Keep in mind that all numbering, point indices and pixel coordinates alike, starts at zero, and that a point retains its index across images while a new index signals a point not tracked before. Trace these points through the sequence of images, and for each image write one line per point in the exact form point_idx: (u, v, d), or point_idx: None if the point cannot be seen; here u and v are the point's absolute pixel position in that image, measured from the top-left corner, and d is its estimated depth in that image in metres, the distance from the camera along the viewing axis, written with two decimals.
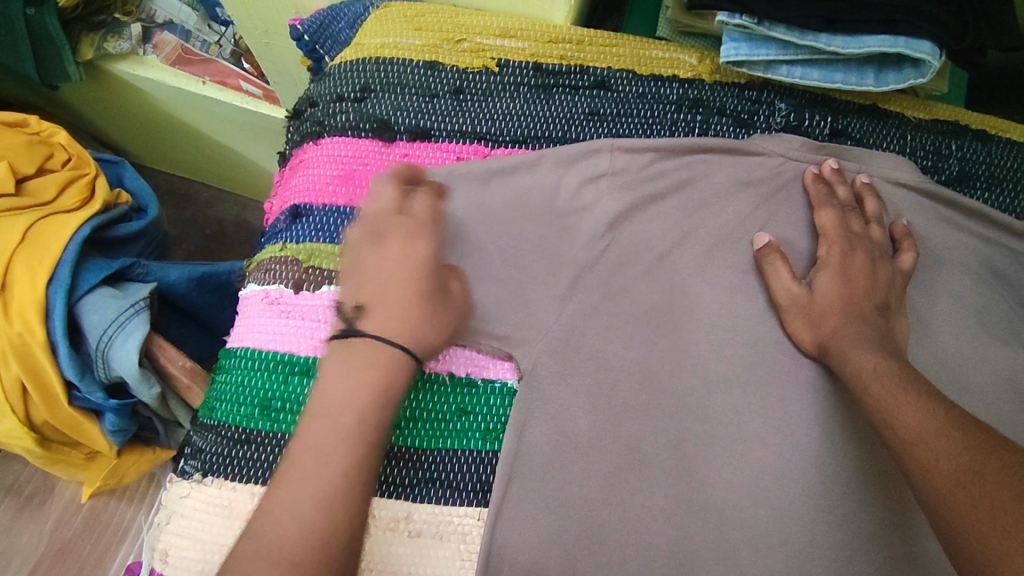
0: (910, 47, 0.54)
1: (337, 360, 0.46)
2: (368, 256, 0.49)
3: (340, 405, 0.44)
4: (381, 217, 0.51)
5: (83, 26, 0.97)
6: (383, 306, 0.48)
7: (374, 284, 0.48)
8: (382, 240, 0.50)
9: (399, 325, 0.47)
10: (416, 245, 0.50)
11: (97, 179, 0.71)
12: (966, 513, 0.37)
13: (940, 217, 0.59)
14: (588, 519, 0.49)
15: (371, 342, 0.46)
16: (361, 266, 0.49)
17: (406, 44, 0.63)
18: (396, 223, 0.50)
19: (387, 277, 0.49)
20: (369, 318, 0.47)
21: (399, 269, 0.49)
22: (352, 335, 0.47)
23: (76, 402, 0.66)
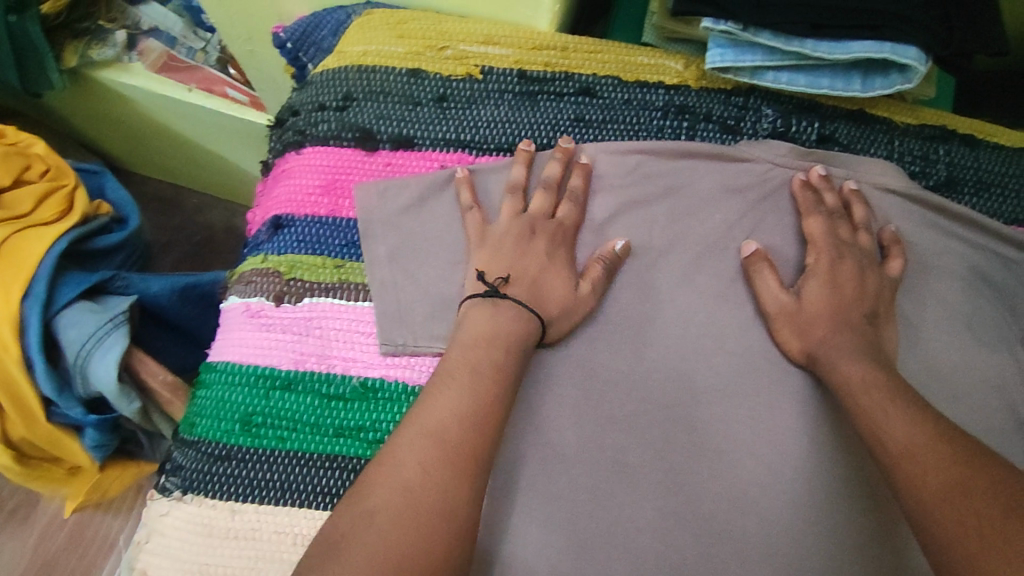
0: (896, 53, 0.53)
1: (482, 312, 0.49)
2: (513, 242, 0.53)
3: (491, 342, 0.47)
4: (533, 216, 0.54)
5: (66, 34, 0.97)
6: (528, 285, 0.51)
7: (522, 263, 0.52)
8: (531, 236, 0.53)
9: (540, 301, 0.51)
10: (559, 252, 0.54)
11: (76, 192, 0.70)
12: (956, 530, 0.37)
13: (929, 223, 0.59)
14: (574, 534, 0.48)
15: (515, 305, 0.49)
16: (502, 245, 0.53)
17: (389, 52, 0.62)
18: (547, 227, 0.54)
19: (536, 265, 0.52)
20: (513, 289, 0.51)
21: (546, 265, 0.53)
22: (496, 296, 0.50)
23: (55, 418, 0.66)
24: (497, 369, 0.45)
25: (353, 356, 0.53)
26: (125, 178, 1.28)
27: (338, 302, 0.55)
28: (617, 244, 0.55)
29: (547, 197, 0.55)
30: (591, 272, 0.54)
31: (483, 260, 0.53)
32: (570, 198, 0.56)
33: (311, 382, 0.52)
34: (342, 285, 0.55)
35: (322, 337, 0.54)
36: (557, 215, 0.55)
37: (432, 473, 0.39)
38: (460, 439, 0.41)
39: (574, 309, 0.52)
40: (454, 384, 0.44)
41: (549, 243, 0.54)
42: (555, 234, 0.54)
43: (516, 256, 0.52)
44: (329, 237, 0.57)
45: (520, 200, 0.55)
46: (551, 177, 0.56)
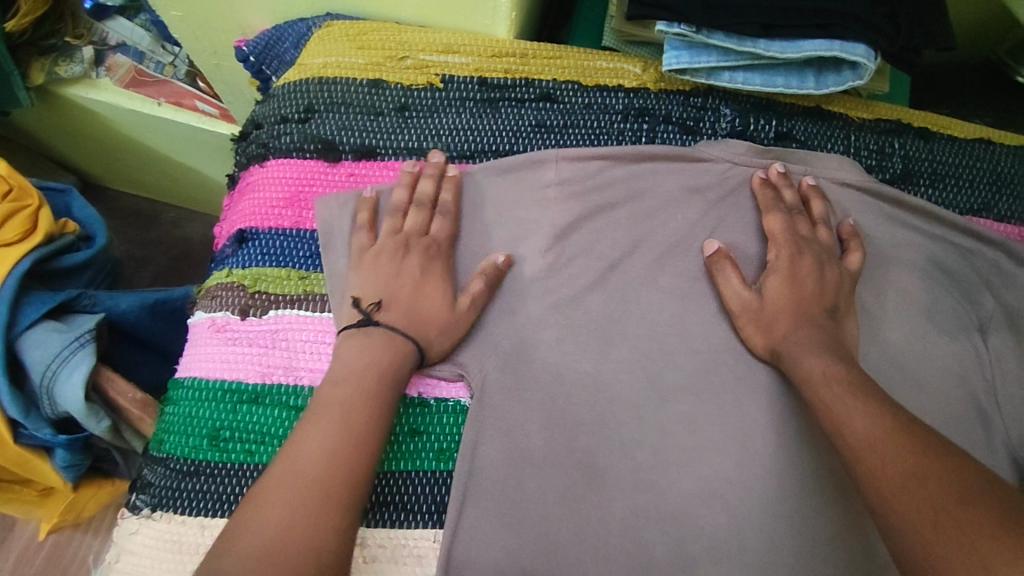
0: (845, 50, 0.54)
1: (352, 342, 0.50)
2: (385, 263, 0.53)
3: (363, 373, 0.48)
4: (407, 233, 0.55)
5: (33, 51, 0.95)
6: (402, 309, 0.52)
7: (395, 285, 0.53)
8: (405, 253, 0.54)
9: (416, 321, 0.51)
10: (434, 267, 0.54)
11: (41, 211, 0.69)
12: (910, 518, 0.38)
13: (887, 216, 0.60)
14: (547, 535, 0.49)
15: (386, 330, 0.51)
16: (376, 267, 0.53)
17: (350, 63, 0.62)
18: (421, 242, 0.54)
19: (409, 283, 0.53)
20: (386, 314, 0.51)
21: (419, 283, 0.53)
22: (370, 324, 0.51)
23: (24, 440, 0.65)
24: (376, 408, 0.47)
25: (319, 366, 0.53)
26: (99, 193, 1.27)
27: (304, 313, 0.55)
28: (498, 258, 0.55)
29: (422, 213, 0.55)
30: (472, 286, 0.53)
31: (360, 283, 0.53)
32: (442, 212, 0.56)
33: (277, 395, 0.52)
34: (307, 296, 0.55)
35: (288, 348, 0.54)
36: (431, 231, 0.55)
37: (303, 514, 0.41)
38: (323, 475, 0.43)
39: (455, 327, 0.52)
40: (317, 423, 0.46)
41: (422, 259, 0.54)
42: (428, 250, 0.54)
43: (390, 279, 0.53)
44: (294, 248, 0.57)
45: (394, 221, 0.55)
46: (422, 194, 0.56)
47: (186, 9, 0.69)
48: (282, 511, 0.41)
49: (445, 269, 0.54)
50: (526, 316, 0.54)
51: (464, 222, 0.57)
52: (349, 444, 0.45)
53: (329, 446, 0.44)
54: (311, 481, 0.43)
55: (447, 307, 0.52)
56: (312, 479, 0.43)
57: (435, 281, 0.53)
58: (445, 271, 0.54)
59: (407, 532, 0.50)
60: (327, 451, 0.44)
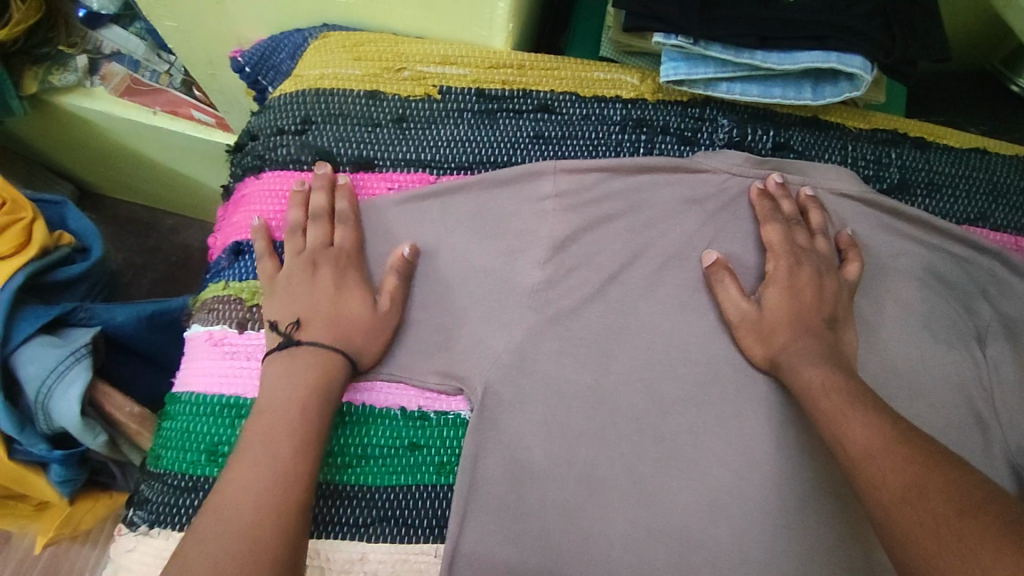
0: (842, 62, 0.55)
1: (277, 367, 0.50)
2: (298, 284, 0.53)
3: (290, 399, 0.48)
4: (311, 251, 0.54)
5: (25, 60, 0.94)
6: (324, 323, 0.52)
7: (310, 305, 0.52)
8: (314, 270, 0.53)
9: (340, 333, 0.51)
10: (347, 275, 0.54)
11: (35, 223, 0.68)
12: (913, 530, 0.38)
13: (885, 226, 0.60)
14: (547, 548, 0.49)
15: (311, 348, 0.50)
16: (289, 290, 0.53)
17: (347, 75, 0.62)
18: (328, 254, 0.54)
19: (325, 300, 0.52)
20: (307, 333, 0.51)
21: (337, 295, 0.53)
22: (291, 346, 0.50)
23: (18, 456, 0.65)
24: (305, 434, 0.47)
25: None
26: (94, 201, 1.26)
27: None
28: (406, 250, 0.55)
29: (319, 227, 0.55)
30: (385, 286, 0.54)
31: (276, 309, 0.53)
32: (343, 221, 0.56)
33: None
34: None
35: None
36: (335, 241, 0.55)
37: (238, 552, 0.41)
38: (260, 516, 0.42)
39: (382, 328, 0.53)
40: (247, 460, 0.45)
41: (334, 270, 0.54)
42: (337, 260, 0.54)
43: (303, 299, 0.52)
44: None
45: (297, 241, 0.55)
46: (316, 208, 0.56)
47: (181, 20, 0.69)
48: (214, 548, 0.41)
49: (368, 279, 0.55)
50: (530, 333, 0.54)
51: (366, 230, 0.57)
52: (279, 479, 0.44)
53: (260, 484, 0.43)
54: (248, 524, 0.42)
55: (370, 309, 0.53)
56: (243, 525, 0.42)
57: (352, 287, 0.53)
58: (359, 275, 0.54)
59: (405, 547, 0.50)
60: (255, 482, 0.44)
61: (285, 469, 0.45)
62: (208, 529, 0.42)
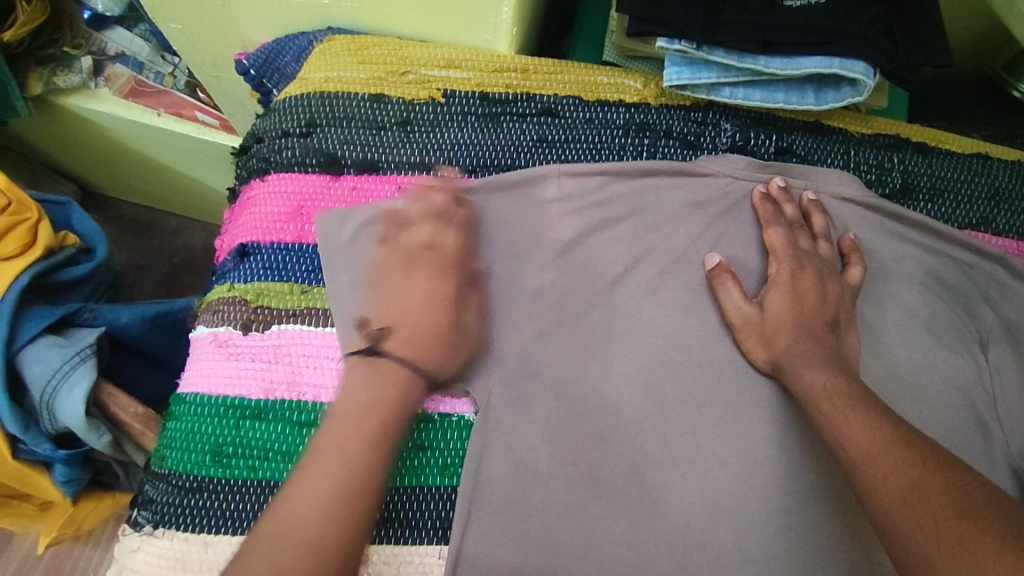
0: (845, 68, 0.55)
1: (358, 372, 0.49)
2: (396, 281, 0.53)
3: (366, 411, 0.47)
4: (408, 249, 0.54)
5: (30, 61, 0.95)
6: (407, 334, 0.51)
7: (399, 309, 0.52)
8: (410, 270, 0.54)
9: (424, 347, 0.51)
10: (443, 283, 0.53)
11: (40, 225, 0.68)
12: (913, 531, 0.38)
13: (887, 230, 0.60)
14: (550, 549, 0.49)
15: (395, 362, 0.50)
16: (384, 286, 0.54)
17: (352, 78, 0.62)
18: (425, 257, 0.54)
19: (419, 305, 0.52)
20: (395, 342, 0.51)
21: (430, 297, 0.52)
22: (376, 354, 0.50)
23: (23, 455, 0.65)
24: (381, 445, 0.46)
25: (322, 382, 0.53)
26: (97, 202, 1.27)
27: (306, 328, 0.55)
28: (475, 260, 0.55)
29: (423, 227, 0.55)
30: (467, 300, 0.54)
31: (371, 306, 0.53)
32: (447, 225, 0.56)
33: (280, 411, 0.52)
34: (308, 311, 0.55)
35: (292, 364, 0.54)
36: (436, 243, 0.55)
37: (295, 566, 0.41)
38: (318, 532, 0.42)
39: (462, 345, 0.53)
40: (321, 468, 0.44)
41: (431, 275, 0.53)
42: (434, 265, 0.54)
43: (395, 301, 0.53)
44: (296, 264, 0.57)
45: (400, 236, 0.55)
46: (434, 206, 0.56)
47: (185, 22, 0.69)
48: (274, 558, 0.41)
49: (466, 293, 0.54)
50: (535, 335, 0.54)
51: (480, 235, 0.57)
52: (349, 491, 0.44)
53: (325, 497, 0.43)
54: (306, 539, 0.42)
55: (454, 325, 0.52)
56: (308, 536, 0.42)
57: (443, 298, 0.53)
58: (455, 287, 0.54)
59: (408, 548, 0.50)
60: (322, 496, 0.43)
61: (355, 484, 0.44)
62: (269, 538, 0.42)
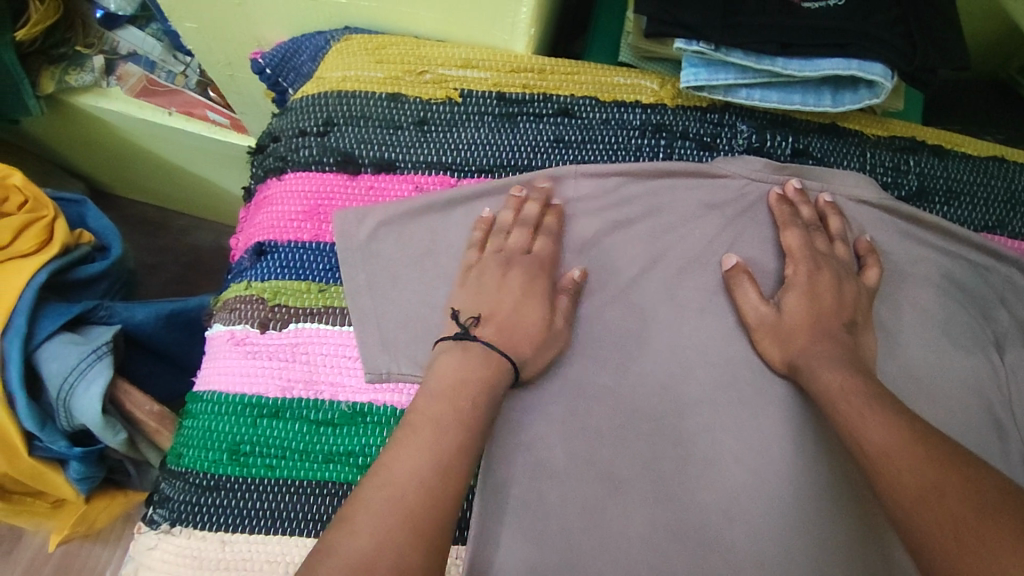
0: (863, 70, 0.55)
1: (454, 355, 0.49)
2: (489, 279, 0.54)
3: (459, 391, 0.47)
4: (510, 251, 0.55)
5: (42, 60, 0.95)
6: (498, 324, 0.52)
7: (491, 302, 0.53)
8: (507, 270, 0.54)
9: (512, 339, 0.51)
10: (537, 284, 0.54)
11: (56, 223, 0.68)
12: (932, 532, 0.38)
13: (904, 233, 0.60)
14: (567, 549, 0.49)
15: (484, 346, 0.50)
16: (478, 283, 0.54)
17: (369, 78, 0.62)
18: (523, 260, 0.55)
19: (510, 302, 0.53)
20: (484, 329, 0.52)
21: (519, 300, 0.53)
22: (468, 339, 0.51)
23: (38, 453, 0.65)
24: (469, 421, 0.45)
25: (340, 380, 0.53)
26: (107, 201, 1.27)
27: (323, 327, 0.55)
28: (576, 271, 0.55)
29: (524, 232, 0.56)
30: (559, 303, 0.54)
31: (462, 299, 0.54)
32: (544, 232, 0.56)
33: (297, 409, 0.52)
34: (325, 310, 0.55)
35: (309, 362, 0.54)
36: (533, 249, 0.55)
37: (399, 533, 0.39)
38: (418, 502, 0.40)
39: (550, 344, 0.53)
40: (415, 440, 0.43)
41: (525, 276, 0.54)
42: (531, 267, 0.55)
43: (490, 295, 0.53)
44: (313, 262, 0.57)
45: (499, 239, 0.56)
46: (528, 216, 0.56)
47: (201, 21, 0.69)
48: (377, 523, 0.39)
49: (546, 284, 0.54)
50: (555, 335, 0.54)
51: (564, 242, 0.58)
52: (445, 467, 0.43)
53: (418, 468, 0.42)
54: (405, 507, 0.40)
55: (546, 319, 0.53)
56: (407, 504, 0.40)
57: (535, 296, 0.53)
58: (546, 288, 0.54)
59: None
60: (418, 467, 0.42)
61: (451, 458, 0.43)
62: (365, 509, 0.40)
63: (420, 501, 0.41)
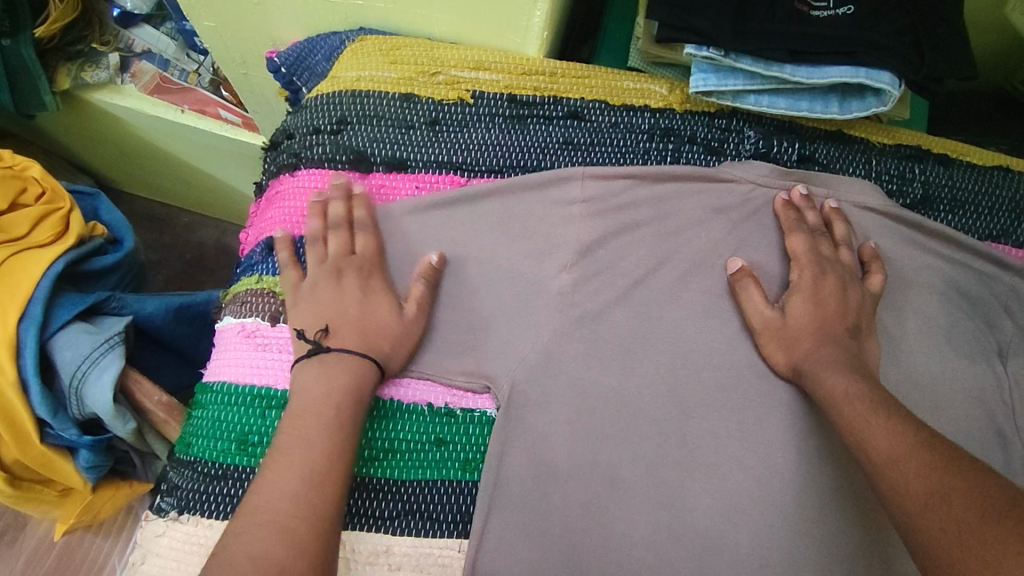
0: (871, 77, 0.56)
1: (310, 372, 0.50)
2: (323, 293, 0.54)
3: (322, 407, 0.48)
4: (334, 259, 0.55)
5: (60, 57, 0.97)
6: (352, 329, 0.52)
7: (338, 309, 0.53)
8: (339, 278, 0.54)
9: (368, 338, 0.52)
10: (372, 281, 0.55)
11: (72, 214, 0.71)
12: (936, 535, 0.38)
13: (908, 241, 0.61)
14: (569, 546, 0.50)
15: (340, 354, 0.51)
16: (315, 299, 0.54)
17: (383, 78, 0.63)
18: (351, 263, 0.55)
19: (351, 306, 0.53)
20: (336, 339, 0.52)
21: (364, 300, 0.54)
22: (320, 351, 0.51)
23: (49, 440, 0.66)
24: (339, 431, 0.48)
25: None
26: (115, 197, 1.28)
27: None
28: (432, 257, 0.56)
29: (340, 237, 0.56)
30: (412, 292, 0.55)
31: (302, 317, 0.53)
32: (360, 229, 0.57)
33: None
34: None
35: None
36: (357, 248, 0.56)
37: (281, 555, 0.41)
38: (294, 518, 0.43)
39: (409, 333, 0.54)
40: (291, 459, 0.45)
41: (358, 279, 0.55)
42: (361, 267, 0.55)
43: (327, 306, 0.53)
44: None
45: (318, 250, 0.56)
46: (337, 218, 0.57)
47: (217, 19, 0.70)
48: (252, 550, 0.41)
49: (384, 278, 0.56)
50: (422, 318, 0.55)
51: (388, 237, 0.58)
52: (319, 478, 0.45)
53: (296, 492, 0.44)
54: (283, 526, 0.42)
55: (395, 313, 0.54)
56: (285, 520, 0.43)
57: (379, 293, 0.55)
58: (383, 282, 0.55)
59: (430, 542, 0.51)
60: (288, 487, 0.44)
61: (326, 471, 0.45)
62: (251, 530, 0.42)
63: (305, 524, 0.43)
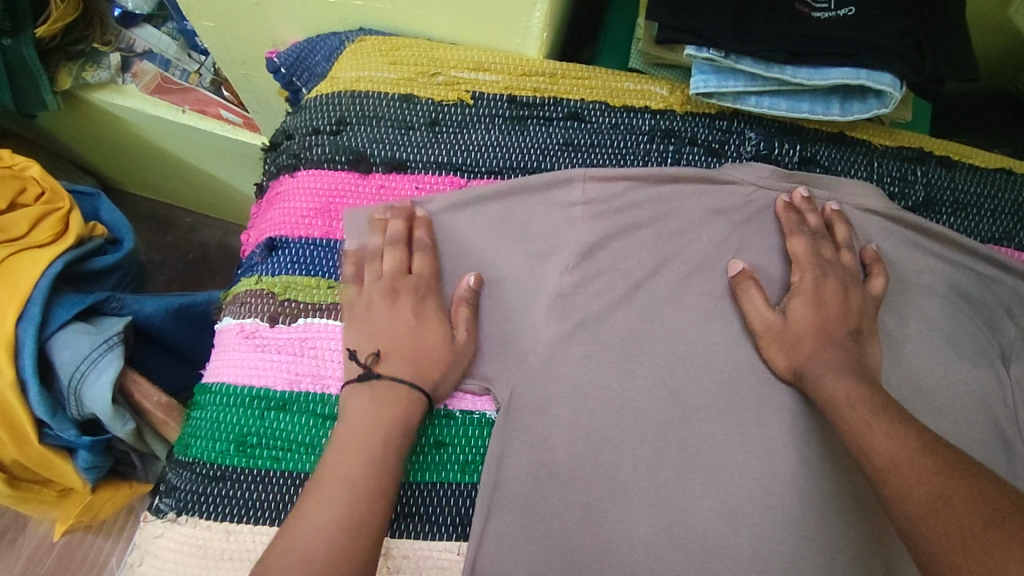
0: (872, 79, 0.55)
1: (360, 398, 0.50)
2: (378, 311, 0.53)
3: (366, 444, 0.47)
4: (390, 276, 0.54)
5: (61, 56, 0.97)
6: (404, 357, 0.52)
7: (391, 334, 0.52)
8: (394, 298, 0.54)
9: (419, 368, 0.51)
10: (427, 305, 0.54)
11: (71, 214, 0.71)
12: (938, 541, 0.38)
13: (911, 244, 0.61)
14: (569, 549, 0.49)
15: (392, 383, 0.50)
16: (369, 318, 0.53)
17: (382, 78, 0.63)
18: (407, 283, 0.54)
19: (405, 330, 0.53)
20: (388, 365, 0.51)
21: (416, 326, 0.53)
22: (373, 379, 0.51)
23: (48, 440, 0.66)
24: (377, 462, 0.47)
25: None
26: (116, 197, 1.28)
27: (330, 322, 0.56)
28: (471, 279, 0.56)
29: (399, 254, 0.55)
30: (457, 316, 0.54)
31: (355, 339, 0.53)
32: (419, 249, 0.56)
33: (305, 403, 0.53)
34: (332, 306, 0.56)
35: (316, 356, 0.54)
36: (414, 269, 0.55)
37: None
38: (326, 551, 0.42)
39: (459, 359, 0.53)
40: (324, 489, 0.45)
41: (413, 302, 0.54)
42: (416, 289, 0.54)
43: (383, 329, 0.53)
44: (323, 258, 0.58)
45: (375, 266, 0.55)
46: (396, 234, 0.56)
47: (217, 20, 0.70)
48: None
49: (438, 303, 0.55)
50: (473, 342, 0.54)
51: (442, 255, 0.57)
52: (345, 501, 0.45)
53: (328, 528, 0.43)
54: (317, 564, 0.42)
55: (448, 339, 0.53)
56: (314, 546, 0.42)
57: (430, 318, 0.54)
58: (436, 306, 0.55)
59: (429, 544, 0.51)
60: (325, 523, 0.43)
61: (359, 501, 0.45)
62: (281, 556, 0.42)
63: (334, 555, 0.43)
